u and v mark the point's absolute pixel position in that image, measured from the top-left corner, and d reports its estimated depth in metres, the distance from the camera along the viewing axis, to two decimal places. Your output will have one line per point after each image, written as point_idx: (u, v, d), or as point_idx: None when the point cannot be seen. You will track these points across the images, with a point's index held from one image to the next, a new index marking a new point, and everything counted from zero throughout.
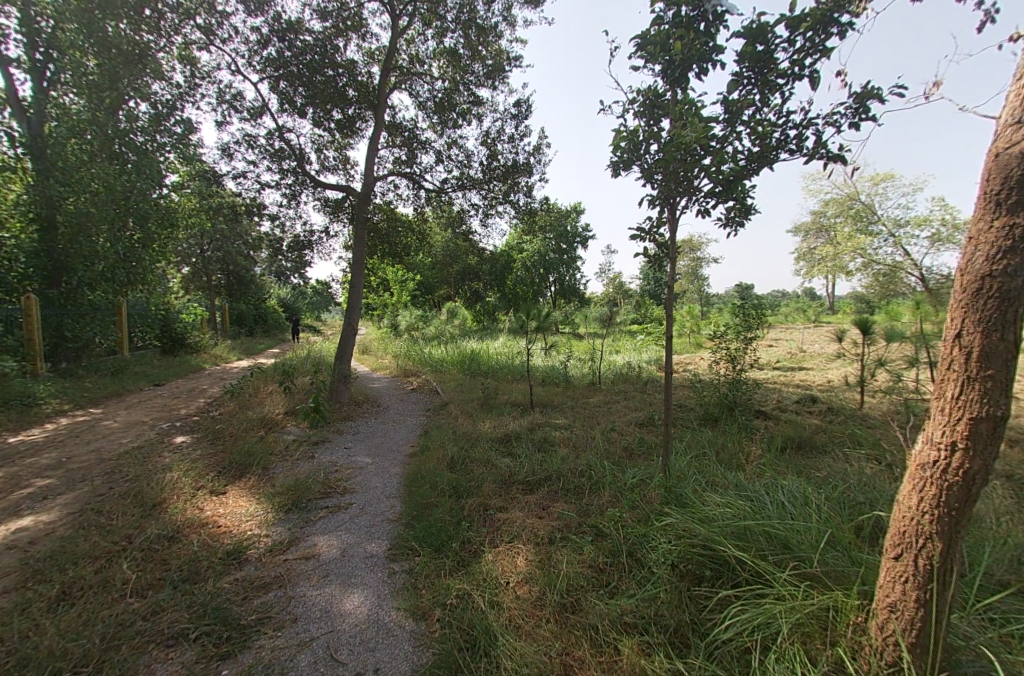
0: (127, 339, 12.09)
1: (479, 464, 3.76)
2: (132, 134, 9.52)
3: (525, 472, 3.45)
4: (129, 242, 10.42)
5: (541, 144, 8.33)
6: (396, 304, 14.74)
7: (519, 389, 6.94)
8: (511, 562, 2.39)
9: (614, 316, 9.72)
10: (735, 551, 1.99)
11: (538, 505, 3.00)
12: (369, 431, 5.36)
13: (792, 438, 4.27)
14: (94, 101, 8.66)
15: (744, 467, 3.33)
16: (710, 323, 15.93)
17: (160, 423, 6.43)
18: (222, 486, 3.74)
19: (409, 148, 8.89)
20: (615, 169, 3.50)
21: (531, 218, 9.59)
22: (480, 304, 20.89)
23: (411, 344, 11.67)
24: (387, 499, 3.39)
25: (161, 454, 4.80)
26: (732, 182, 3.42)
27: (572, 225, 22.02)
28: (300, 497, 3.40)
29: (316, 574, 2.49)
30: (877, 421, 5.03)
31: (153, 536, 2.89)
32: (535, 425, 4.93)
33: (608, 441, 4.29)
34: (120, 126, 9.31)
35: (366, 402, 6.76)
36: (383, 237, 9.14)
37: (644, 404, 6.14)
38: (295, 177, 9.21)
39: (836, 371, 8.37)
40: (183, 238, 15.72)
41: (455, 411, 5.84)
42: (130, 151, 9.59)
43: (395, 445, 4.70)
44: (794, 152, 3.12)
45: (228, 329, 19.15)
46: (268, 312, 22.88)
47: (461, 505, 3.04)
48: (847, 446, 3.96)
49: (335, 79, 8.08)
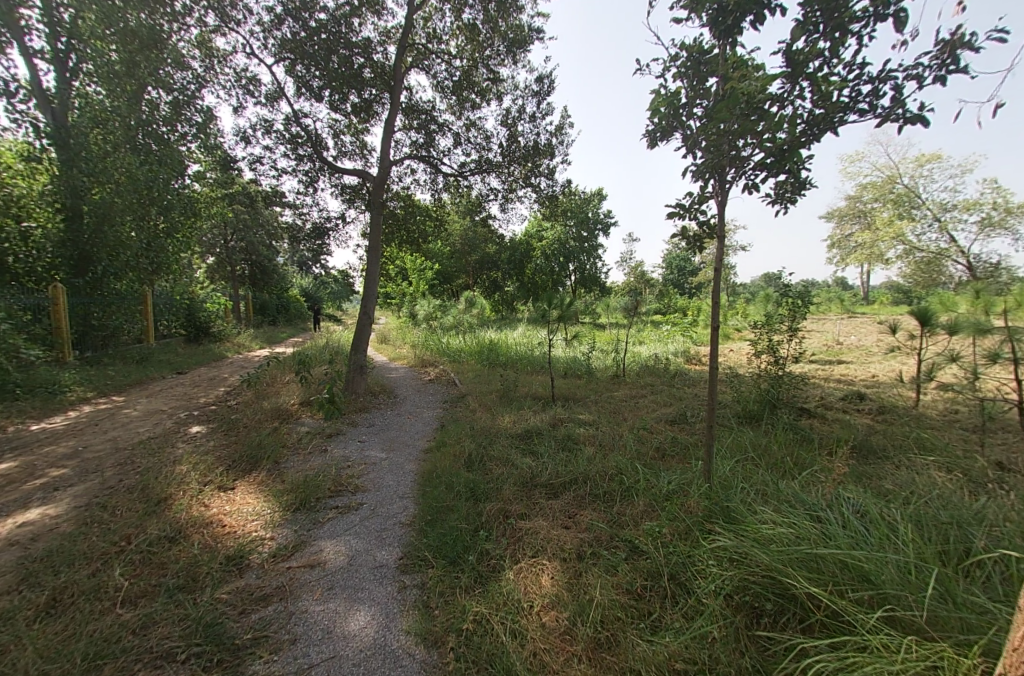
0: (153, 328, 12.29)
1: (499, 463, 3.49)
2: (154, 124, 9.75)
3: (550, 473, 3.18)
4: (153, 230, 10.42)
5: (564, 123, 7.91)
6: (415, 293, 14.56)
7: (540, 382, 6.63)
8: (535, 581, 2.12)
9: (639, 306, 9.30)
10: (808, 586, 1.68)
11: (564, 512, 2.71)
12: (384, 423, 5.16)
13: (846, 442, 3.87)
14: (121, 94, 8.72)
15: (796, 475, 2.99)
16: (738, 313, 15.29)
17: (178, 412, 6.37)
18: (230, 481, 3.58)
19: (427, 131, 8.58)
20: (650, 137, 3.15)
21: (552, 203, 9.20)
22: (499, 294, 20.61)
23: (429, 334, 11.46)
24: (400, 500, 3.16)
25: (175, 445, 4.68)
26: (787, 151, 3.04)
27: (594, 211, 21.33)
28: (309, 495, 3.20)
29: (320, 585, 2.27)
30: (937, 423, 4.56)
31: (154, 537, 2.73)
32: (558, 421, 4.62)
33: (639, 441, 3.95)
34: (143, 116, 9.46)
35: (382, 393, 6.57)
36: (400, 225, 8.94)
37: (674, 399, 5.75)
38: (313, 164, 9.07)
39: (880, 366, 7.80)
40: (205, 228, 15.82)
41: (473, 404, 5.58)
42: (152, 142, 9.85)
43: (411, 440, 4.47)
44: (862, 114, 2.72)
45: (251, 318, 19.44)
46: (290, 302, 23.05)
47: (478, 509, 2.77)
48: (910, 453, 3.54)
49: (351, 60, 7.81)
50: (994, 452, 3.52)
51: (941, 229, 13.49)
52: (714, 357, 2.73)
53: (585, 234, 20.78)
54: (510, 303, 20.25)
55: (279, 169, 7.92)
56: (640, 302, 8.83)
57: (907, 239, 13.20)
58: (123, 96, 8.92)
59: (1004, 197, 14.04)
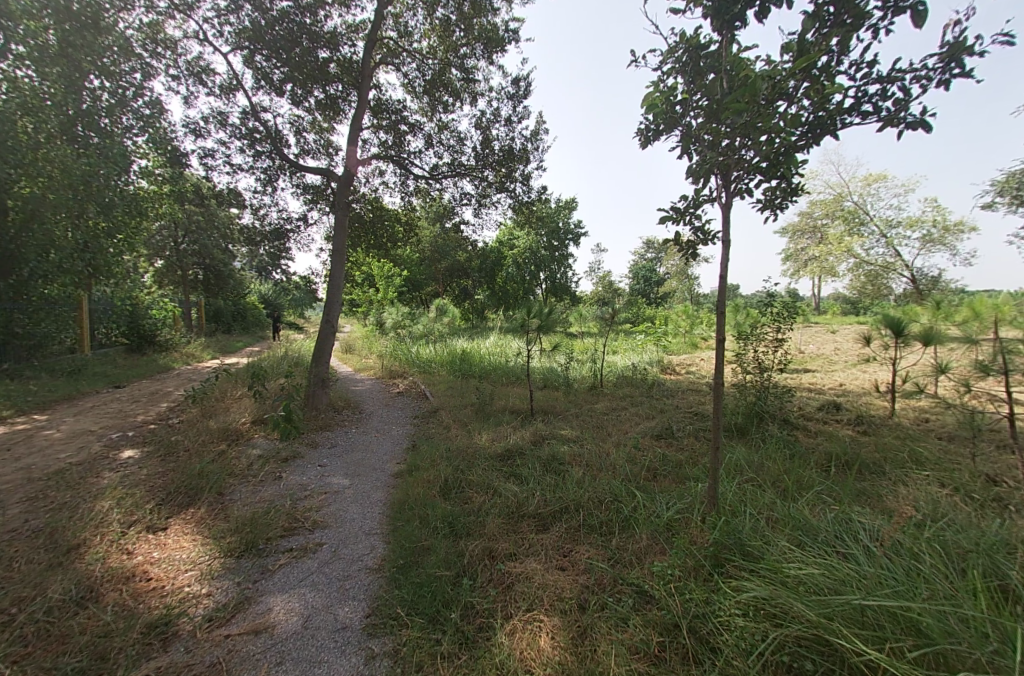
0: (88, 337, 11.16)
1: (480, 489, 3.13)
2: (97, 117, 8.63)
3: (538, 500, 2.85)
4: (92, 229, 9.44)
5: (540, 129, 7.72)
6: (382, 301, 13.96)
7: (516, 394, 6.31)
8: (532, 644, 1.78)
9: (614, 315, 9.21)
10: (862, 649, 1.45)
11: (558, 550, 2.39)
12: (349, 443, 4.69)
13: (836, 457, 3.76)
14: (59, 80, 7.84)
15: (799, 498, 2.80)
16: (706, 323, 15.58)
17: (109, 434, 5.61)
18: (163, 521, 3.04)
19: (396, 131, 8.19)
20: (644, 134, 2.95)
21: (526, 210, 9.01)
22: (469, 303, 20.24)
23: (397, 343, 10.96)
24: (366, 538, 2.74)
25: (101, 475, 4.04)
26: (784, 155, 2.91)
27: (564, 221, 21.32)
28: (257, 536, 2.74)
29: (267, 659, 1.84)
30: (914, 433, 4.57)
31: (55, 602, 2.21)
32: (540, 438, 4.30)
33: (628, 461, 3.68)
34: (82, 107, 8.44)
35: (346, 408, 6.04)
36: (367, 228, 8.49)
37: (656, 411, 5.57)
38: (273, 163, 8.51)
39: (845, 374, 8.00)
40: (152, 228, 14.64)
41: (446, 420, 5.18)
42: (93, 133, 8.69)
43: (379, 463, 4.03)
44: (863, 117, 2.60)
45: (204, 327, 18.18)
46: (248, 308, 21.75)
47: (459, 549, 2.41)
48: (905, 469, 3.45)
49: (316, 53, 7.35)
50: (982, 466, 3.48)
51: (887, 245, 14.29)
52: (718, 373, 2.49)
53: (555, 243, 20.68)
54: (480, 312, 19.98)
55: (235, 166, 7.35)
56: (616, 311, 8.66)
57: (857, 253, 13.94)
58: (60, 81, 7.91)
59: (942, 217, 15.04)
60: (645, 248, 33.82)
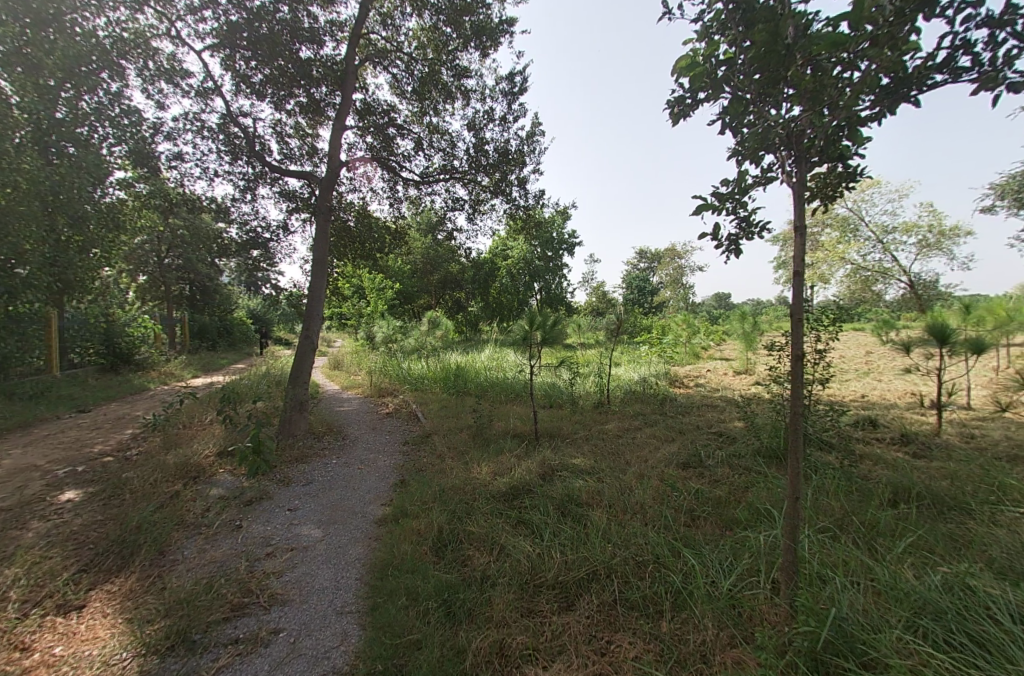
0: (57, 356, 10.40)
1: (483, 545, 2.52)
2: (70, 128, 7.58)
3: (559, 561, 2.27)
4: (61, 243, 8.76)
5: (535, 131, 7.25)
6: (371, 314, 13.23)
7: (517, 415, 5.68)
8: None
9: (617, 325, 8.63)
10: None
11: (594, 646, 1.82)
12: (328, 477, 4.07)
13: (899, 490, 3.23)
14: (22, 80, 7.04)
15: (889, 558, 2.26)
16: (708, 334, 15.08)
17: (56, 469, 4.89)
18: (80, 598, 2.40)
19: (384, 134, 7.68)
20: (675, 108, 2.42)
21: (522, 216, 8.46)
22: (463, 315, 19.68)
23: (387, 359, 10.32)
24: (337, 620, 2.11)
25: (26, 526, 3.36)
26: (848, 133, 2.27)
27: (558, 231, 20.84)
28: (195, 621, 2.11)
29: None
30: (972, 458, 4.02)
31: None
32: (549, 470, 3.67)
33: (659, 503, 3.08)
34: (56, 116, 7.42)
35: (328, 435, 5.36)
36: (354, 239, 7.91)
37: (675, 433, 4.96)
38: (253, 170, 7.96)
39: (867, 385, 7.44)
40: (132, 243, 13.92)
41: (439, 448, 4.53)
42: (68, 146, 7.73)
43: (360, 505, 3.40)
44: (954, 75, 2.06)
45: (187, 343, 17.37)
46: (235, 323, 20.89)
47: (460, 646, 1.81)
48: (992, 506, 2.90)
49: (298, 52, 6.82)
50: None
51: (885, 250, 13.96)
52: (795, 411, 1.94)
53: (550, 254, 20.15)
54: (473, 324, 19.37)
55: (212, 175, 6.80)
56: (620, 321, 8.10)
57: (856, 258, 13.58)
58: (29, 87, 6.97)
59: (937, 221, 14.82)
60: (638, 259, 33.38)
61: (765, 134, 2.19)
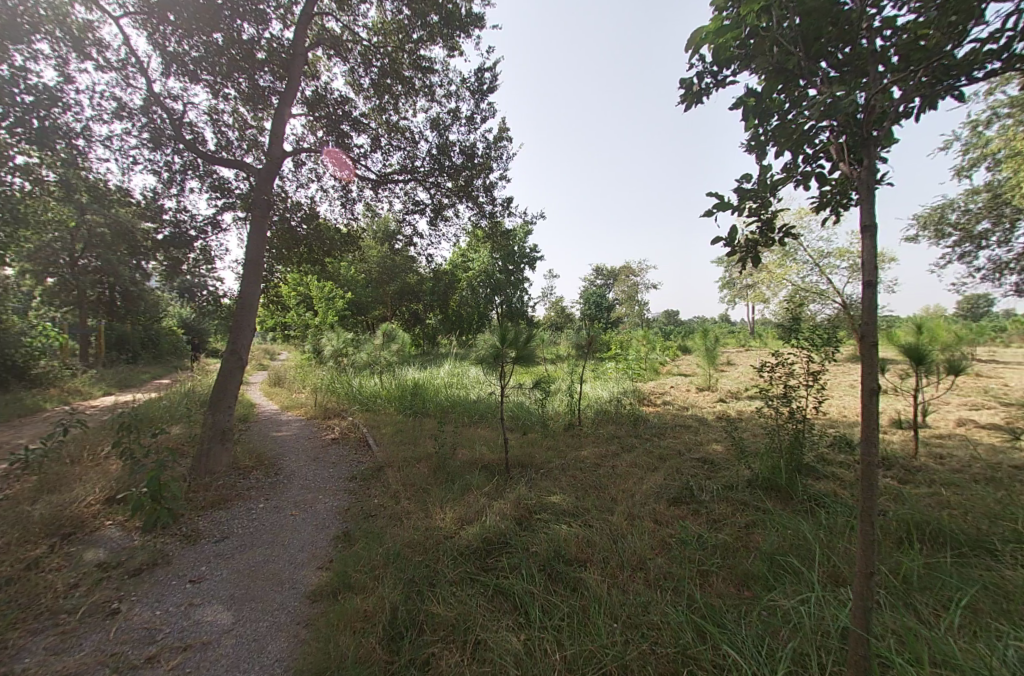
0: None
1: (451, 638, 1.93)
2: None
3: (558, 664, 1.76)
4: None
5: (502, 135, 6.84)
6: (319, 326, 12.12)
7: (483, 442, 5.05)
8: None
9: (585, 341, 8.22)
10: None
11: None
12: (251, 528, 3.29)
13: (911, 526, 2.93)
14: None
15: (944, 629, 1.91)
16: (668, 351, 15.12)
17: None
18: None
19: (337, 129, 6.94)
20: (694, 89, 2.03)
21: (486, 226, 7.93)
22: (421, 328, 18.70)
23: (336, 374, 9.35)
24: None
25: None
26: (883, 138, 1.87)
27: (520, 244, 20.48)
28: None
29: None
30: (961, 482, 3.86)
31: None
32: (526, 514, 3.10)
33: (659, 553, 2.61)
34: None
35: (256, 470, 4.50)
36: (300, 242, 7.04)
37: (657, 460, 4.53)
38: (182, 161, 6.97)
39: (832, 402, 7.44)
40: (36, 240, 12.06)
41: (393, 485, 3.82)
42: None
43: (290, 569, 2.69)
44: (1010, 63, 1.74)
45: (103, 355, 15.27)
46: (163, 333, 18.76)
47: None
48: (1014, 545, 2.66)
49: (240, 29, 5.96)
50: None
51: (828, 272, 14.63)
52: (870, 466, 1.48)
53: (511, 268, 19.76)
54: (431, 338, 18.47)
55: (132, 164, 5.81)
56: (590, 337, 7.69)
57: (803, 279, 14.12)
58: None
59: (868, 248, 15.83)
60: (595, 276, 33.66)
61: (827, 107, 1.61)
